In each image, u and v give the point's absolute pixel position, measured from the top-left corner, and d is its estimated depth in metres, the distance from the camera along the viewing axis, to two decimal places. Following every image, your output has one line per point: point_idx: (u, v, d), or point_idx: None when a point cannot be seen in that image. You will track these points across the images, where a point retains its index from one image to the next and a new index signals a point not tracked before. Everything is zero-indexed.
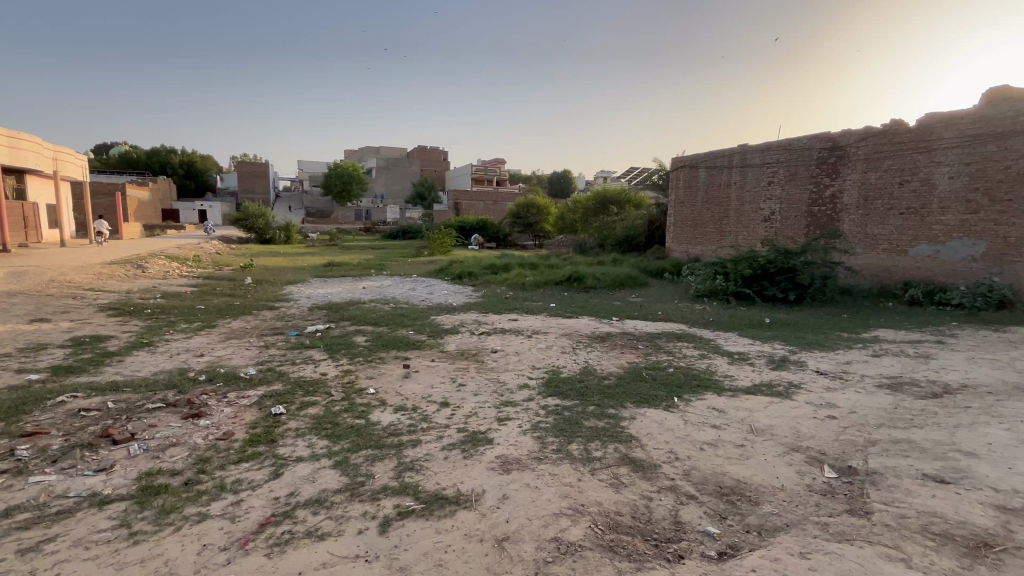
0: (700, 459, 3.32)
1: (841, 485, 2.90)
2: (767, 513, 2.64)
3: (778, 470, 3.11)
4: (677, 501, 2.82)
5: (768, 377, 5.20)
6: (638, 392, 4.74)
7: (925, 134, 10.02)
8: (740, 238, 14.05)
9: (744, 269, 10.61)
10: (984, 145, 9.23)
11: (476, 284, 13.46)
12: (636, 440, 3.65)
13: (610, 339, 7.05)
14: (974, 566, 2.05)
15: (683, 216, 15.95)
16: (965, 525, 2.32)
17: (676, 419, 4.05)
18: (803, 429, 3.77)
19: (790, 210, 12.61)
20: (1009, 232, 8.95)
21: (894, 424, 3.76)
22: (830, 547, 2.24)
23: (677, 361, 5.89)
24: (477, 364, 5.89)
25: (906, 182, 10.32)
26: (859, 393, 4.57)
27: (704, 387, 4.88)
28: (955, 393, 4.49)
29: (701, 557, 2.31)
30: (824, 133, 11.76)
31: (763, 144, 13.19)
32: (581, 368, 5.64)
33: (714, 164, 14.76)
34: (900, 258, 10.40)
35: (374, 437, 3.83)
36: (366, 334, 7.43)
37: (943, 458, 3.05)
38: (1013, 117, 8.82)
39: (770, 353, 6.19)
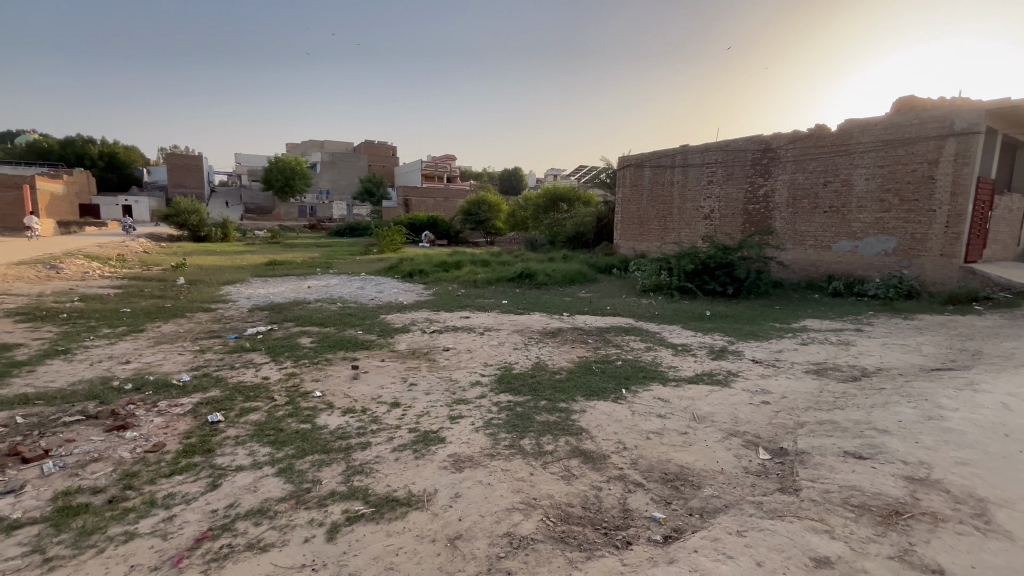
0: (647, 448, 3.44)
1: (773, 466, 3.10)
2: (708, 496, 2.78)
3: (718, 455, 3.29)
4: (626, 489, 2.92)
5: (708, 366, 5.47)
6: (588, 385, 4.86)
7: (845, 138, 10.85)
8: (683, 235, 14.67)
9: (687, 264, 11.11)
10: (895, 149, 10.11)
11: (428, 282, 13.27)
12: (586, 433, 3.74)
13: (561, 335, 7.18)
14: (887, 532, 2.25)
15: (630, 214, 16.46)
16: (879, 496, 2.55)
17: (624, 410, 4.18)
18: (740, 415, 4.00)
19: (728, 209, 13.30)
20: (916, 229, 9.87)
21: (819, 407, 4.07)
22: (764, 524, 2.38)
23: (625, 354, 6.08)
24: (429, 363, 5.82)
25: (829, 182, 11.15)
26: (789, 380, 4.89)
27: (650, 378, 5.08)
28: (871, 376, 4.93)
29: (647, 542, 2.40)
30: (757, 136, 12.48)
31: (702, 145, 13.81)
32: (532, 364, 5.71)
33: (658, 163, 15.30)
34: (825, 253, 11.25)
35: (321, 442, 3.70)
36: (312, 335, 7.16)
37: (861, 436, 3.33)
38: (919, 124, 9.72)
39: (711, 344, 6.52)
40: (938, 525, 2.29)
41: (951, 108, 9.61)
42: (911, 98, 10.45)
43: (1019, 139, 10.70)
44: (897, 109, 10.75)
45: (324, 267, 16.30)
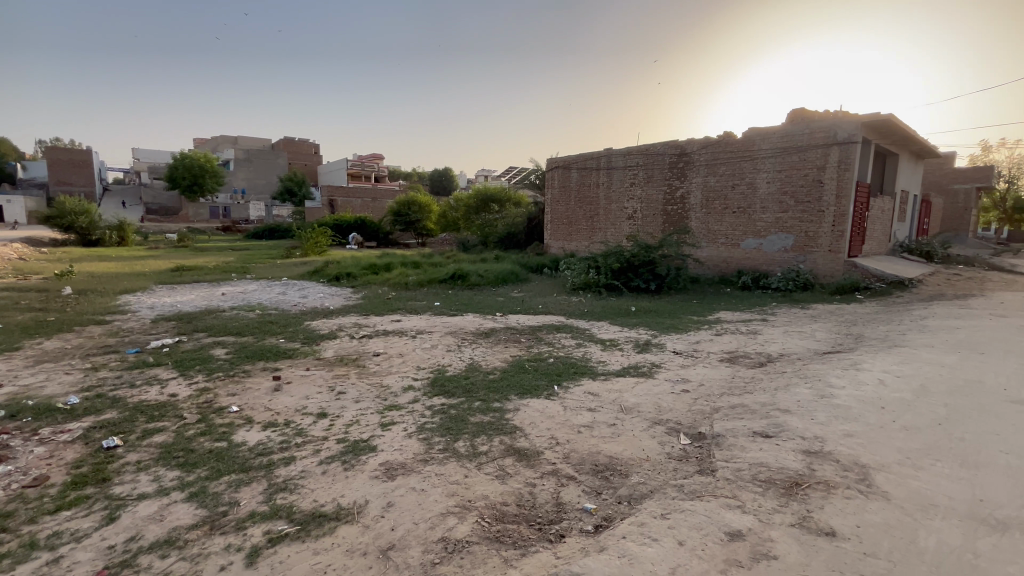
0: (578, 441, 3.55)
1: (693, 450, 3.31)
2: (635, 484, 2.92)
3: (643, 443, 3.46)
4: (559, 483, 2.99)
5: (634, 360, 5.74)
6: (521, 383, 4.92)
7: (749, 145, 11.84)
8: (609, 235, 15.29)
9: (613, 263, 11.61)
10: (790, 156, 11.20)
11: (356, 286, 12.78)
12: (519, 431, 3.78)
13: (495, 335, 7.21)
14: (789, 502, 2.48)
15: (559, 214, 16.92)
16: (783, 470, 2.81)
17: (556, 406, 4.28)
18: (663, 404, 4.24)
19: (649, 209, 14.04)
20: (809, 228, 11.00)
21: (732, 392, 4.43)
22: (685, 505, 2.53)
23: (557, 351, 6.22)
24: (359, 369, 5.60)
25: (737, 185, 12.12)
26: (706, 369, 5.25)
27: (580, 373, 5.25)
28: (775, 361, 5.45)
29: (579, 533, 2.48)
30: (673, 141, 13.29)
31: (625, 148, 14.47)
32: (466, 365, 5.68)
33: (585, 165, 15.82)
34: (734, 250, 12.22)
35: (239, 460, 3.44)
36: (227, 346, 6.63)
37: (767, 417, 3.65)
38: (809, 134, 10.84)
39: (636, 339, 6.85)
40: (830, 492, 2.56)
41: (834, 121, 10.82)
42: (802, 110, 11.63)
43: (888, 148, 12.28)
44: (791, 120, 11.92)
45: (241, 272, 15.18)
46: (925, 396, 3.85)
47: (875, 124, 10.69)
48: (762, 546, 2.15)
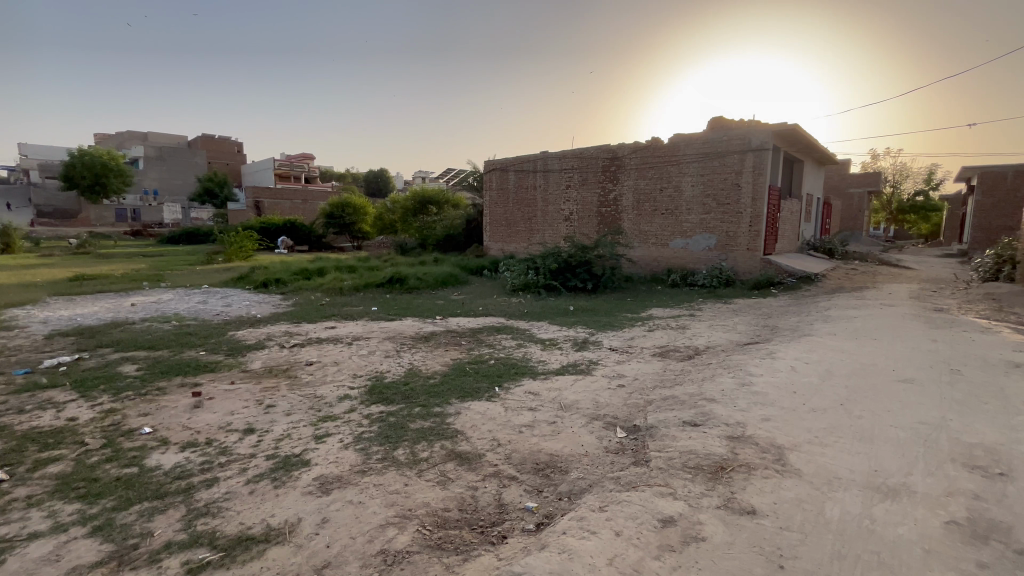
0: (520, 441, 3.58)
1: (629, 443, 3.44)
2: (574, 479, 2.99)
3: (582, 439, 3.56)
4: (500, 484, 3.00)
5: (573, 358, 5.89)
6: (462, 387, 4.89)
7: (674, 150, 12.51)
8: (547, 236, 15.56)
9: (551, 264, 11.86)
10: (711, 161, 11.97)
11: (286, 292, 12.13)
12: (461, 434, 3.75)
13: (435, 338, 7.11)
14: (716, 486, 2.64)
15: (497, 216, 17.03)
16: (710, 455, 2.99)
17: (497, 408, 4.29)
18: (601, 400, 4.37)
19: (585, 211, 14.45)
20: (730, 228, 11.80)
21: (663, 384, 4.65)
22: (622, 496, 2.62)
23: (498, 352, 6.24)
24: (290, 380, 5.31)
25: (664, 188, 12.77)
26: (640, 364, 5.48)
27: (520, 373, 5.31)
28: (702, 353, 5.80)
29: (521, 532, 2.49)
30: (605, 145, 13.77)
31: (560, 152, 14.80)
32: (406, 370, 5.56)
33: (521, 167, 16.01)
34: (664, 250, 12.86)
35: (152, 486, 3.14)
36: (139, 361, 6.04)
37: (696, 406, 3.87)
38: (727, 141, 11.64)
39: (575, 337, 7.02)
40: (751, 473, 2.75)
41: (748, 129, 11.71)
42: (721, 118, 12.47)
43: (794, 155, 13.47)
44: (711, 127, 12.76)
45: (154, 280, 13.91)
46: (830, 379, 4.25)
47: (783, 132, 11.68)
48: (692, 529, 2.27)
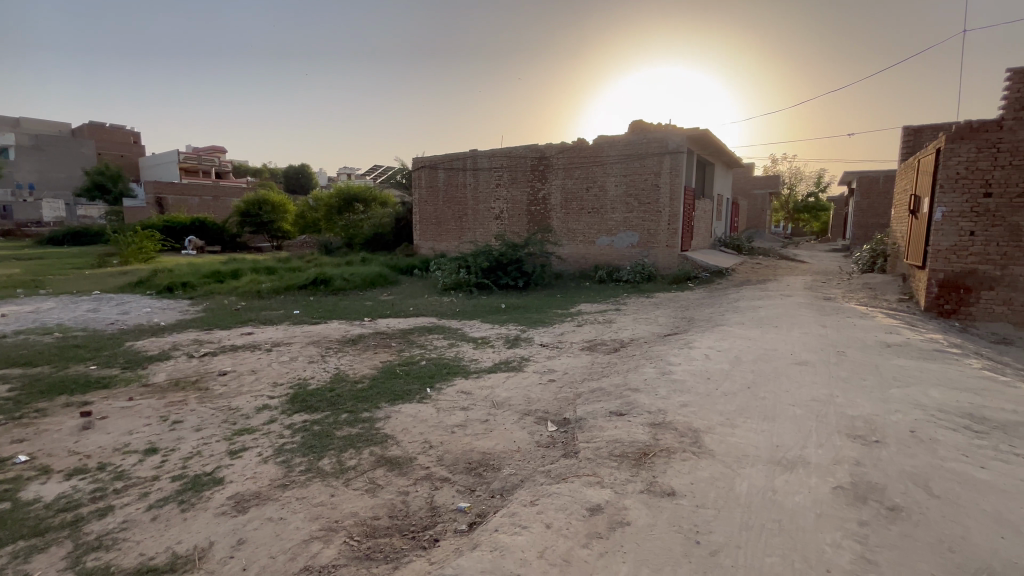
0: (452, 441, 3.55)
1: (559, 436, 3.53)
2: (506, 476, 3.02)
3: (514, 435, 3.60)
4: (433, 487, 2.95)
5: (505, 355, 5.94)
6: (392, 389, 4.75)
7: (598, 151, 12.97)
8: (478, 235, 15.54)
9: (483, 262, 11.87)
10: (633, 162, 12.56)
11: (195, 297, 11.12)
12: (391, 439, 3.65)
13: (363, 341, 6.87)
14: (639, 471, 2.78)
15: (427, 215, 16.77)
16: (634, 443, 3.14)
17: (429, 409, 4.22)
18: (532, 395, 4.44)
19: (514, 209, 14.60)
20: (651, 226, 12.45)
21: (591, 377, 4.83)
22: (552, 489, 2.68)
23: (429, 353, 6.14)
24: (201, 392, 4.88)
25: (590, 188, 13.22)
26: (570, 358, 5.63)
27: (452, 372, 5.26)
28: (627, 345, 6.09)
29: (454, 533, 2.47)
30: (534, 145, 13.98)
31: (489, 150, 14.82)
32: (332, 375, 5.31)
33: (451, 165, 15.86)
34: (591, 247, 13.32)
35: (29, 523, 2.74)
36: (11, 380, 5.26)
37: (621, 396, 4.05)
38: (647, 144, 12.27)
39: (506, 334, 7.08)
40: (670, 457, 2.92)
41: (666, 133, 12.41)
42: (640, 122, 13.12)
43: (706, 158, 14.49)
44: (632, 130, 13.39)
45: (30, 286, 12.18)
46: (738, 365, 4.63)
47: (696, 137, 12.50)
48: (618, 515, 2.36)
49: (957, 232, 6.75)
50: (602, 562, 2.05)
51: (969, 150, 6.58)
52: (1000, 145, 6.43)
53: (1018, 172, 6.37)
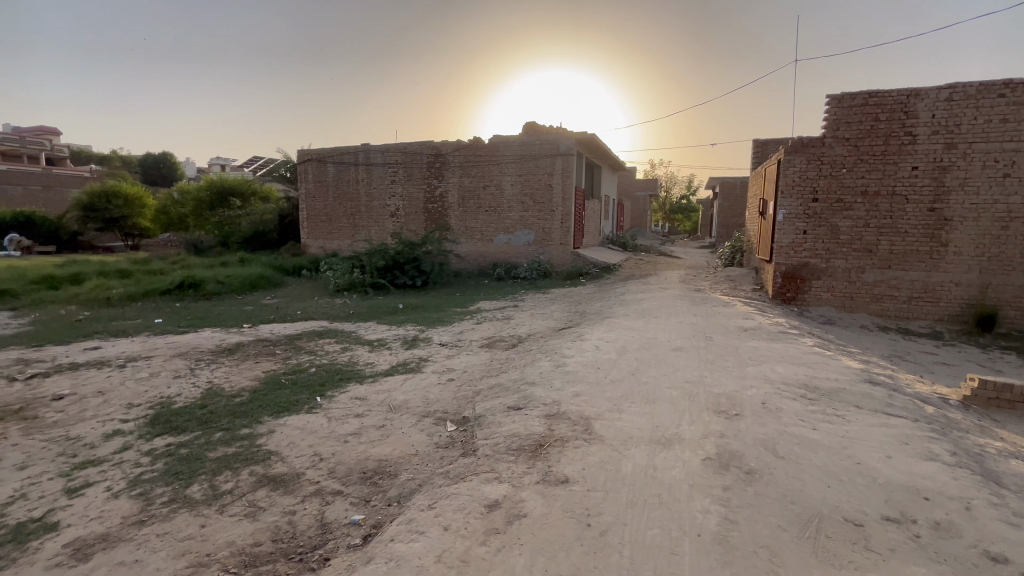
0: (345, 452, 3.36)
1: (458, 435, 3.52)
2: (404, 481, 2.93)
3: (412, 438, 3.51)
4: (324, 502, 2.77)
5: (402, 357, 5.75)
6: (277, 400, 4.37)
7: (494, 150, 13.13)
8: (372, 233, 14.89)
9: (378, 262, 11.41)
10: (527, 162, 12.92)
11: (19, 307, 9.21)
12: (275, 455, 3.35)
13: (242, 350, 6.22)
14: (535, 462, 2.86)
15: (316, 211, 15.70)
16: (530, 436, 3.22)
17: (319, 419, 3.95)
18: (430, 396, 4.37)
19: (410, 207, 14.23)
20: (545, 225, 12.91)
21: (490, 374, 4.88)
22: (450, 490, 2.64)
23: (320, 359, 5.76)
24: (27, 422, 4.05)
25: (487, 187, 13.34)
26: (469, 356, 5.63)
27: (346, 378, 4.98)
28: (525, 341, 6.25)
29: (346, 549, 2.33)
30: (429, 141, 13.74)
31: (382, 145, 14.26)
32: (204, 390, 4.73)
33: (341, 159, 15.00)
34: (489, 245, 13.47)
35: None
36: None
37: (518, 391, 4.14)
38: (540, 146, 12.71)
39: (404, 335, 6.87)
40: (564, 445, 3.05)
41: (557, 135, 12.95)
42: (533, 123, 13.54)
43: (593, 161, 15.40)
44: (526, 132, 13.77)
45: None
46: (624, 354, 4.99)
47: (584, 140, 13.21)
48: (515, 508, 2.41)
49: (794, 231, 7.96)
50: (499, 557, 2.07)
51: (800, 162, 7.80)
52: (823, 158, 7.68)
53: (836, 181, 7.67)
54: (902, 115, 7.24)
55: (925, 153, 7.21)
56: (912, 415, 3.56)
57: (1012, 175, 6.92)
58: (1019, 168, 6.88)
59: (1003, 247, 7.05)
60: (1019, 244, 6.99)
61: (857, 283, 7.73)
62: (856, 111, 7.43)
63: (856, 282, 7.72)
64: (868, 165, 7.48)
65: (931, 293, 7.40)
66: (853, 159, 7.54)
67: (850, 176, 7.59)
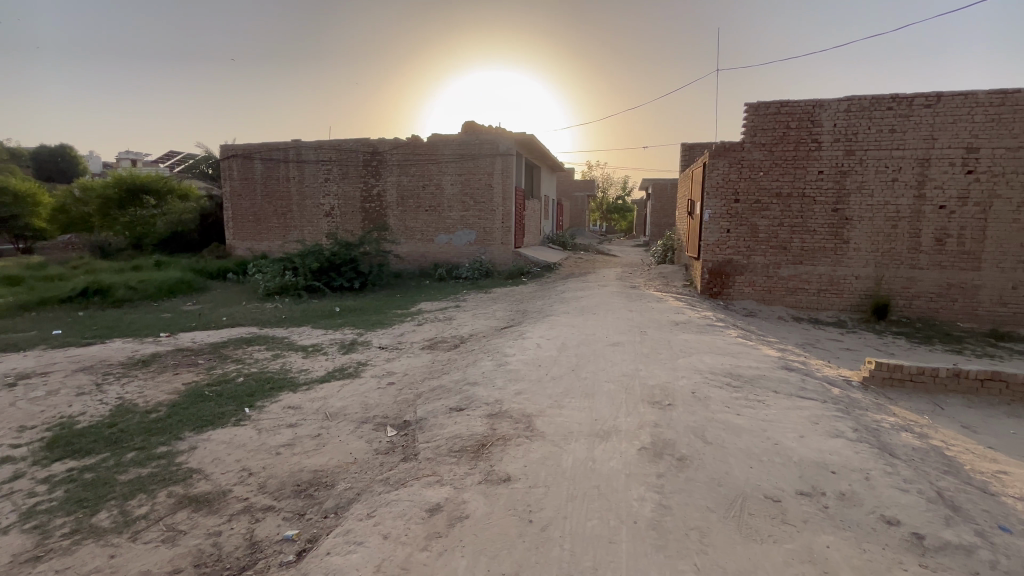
0: (277, 464, 3.18)
1: (398, 440, 3.43)
2: (342, 491, 2.81)
3: (350, 446, 3.39)
4: (253, 519, 2.61)
5: (339, 362, 5.54)
6: (200, 414, 4.06)
7: (433, 149, 12.95)
8: (305, 233, 14.20)
9: (312, 263, 10.90)
10: (467, 162, 12.87)
11: None
12: (198, 473, 3.11)
13: (159, 360, 5.72)
14: (477, 463, 2.85)
15: (242, 210, 14.74)
16: (472, 436, 3.21)
17: (247, 432, 3.70)
18: (370, 401, 4.24)
19: (346, 206, 13.72)
20: (486, 225, 12.91)
21: (431, 376, 4.80)
22: (390, 497, 2.57)
23: (248, 367, 5.42)
24: None
25: (426, 186, 13.13)
26: (410, 359, 5.52)
27: (278, 387, 4.71)
28: (467, 341, 6.22)
29: (279, 568, 2.20)
30: (365, 139, 13.32)
31: (314, 142, 13.64)
32: (113, 407, 4.30)
33: (270, 155, 14.19)
34: (429, 245, 13.27)
35: None
36: None
37: (460, 392, 4.11)
38: (479, 146, 12.70)
39: (341, 340, 6.62)
40: (506, 444, 3.07)
41: (496, 135, 12.99)
42: (472, 123, 13.50)
43: (532, 161, 15.59)
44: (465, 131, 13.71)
45: None
46: (564, 350, 5.10)
47: (523, 141, 13.36)
48: (457, 510, 2.39)
49: (719, 230, 8.50)
50: (441, 561, 2.05)
51: (724, 165, 8.34)
52: (742, 162, 8.25)
53: (754, 183, 8.26)
54: (809, 123, 7.92)
55: (829, 159, 7.94)
56: (821, 397, 3.91)
57: (900, 179, 7.77)
58: (905, 173, 7.74)
59: (894, 244, 7.90)
60: (906, 241, 7.87)
61: (774, 277, 8.37)
62: (770, 119, 8.05)
63: (773, 276, 8.36)
64: (782, 168, 8.12)
65: (837, 285, 8.16)
66: (768, 163, 8.16)
67: (766, 179, 8.20)
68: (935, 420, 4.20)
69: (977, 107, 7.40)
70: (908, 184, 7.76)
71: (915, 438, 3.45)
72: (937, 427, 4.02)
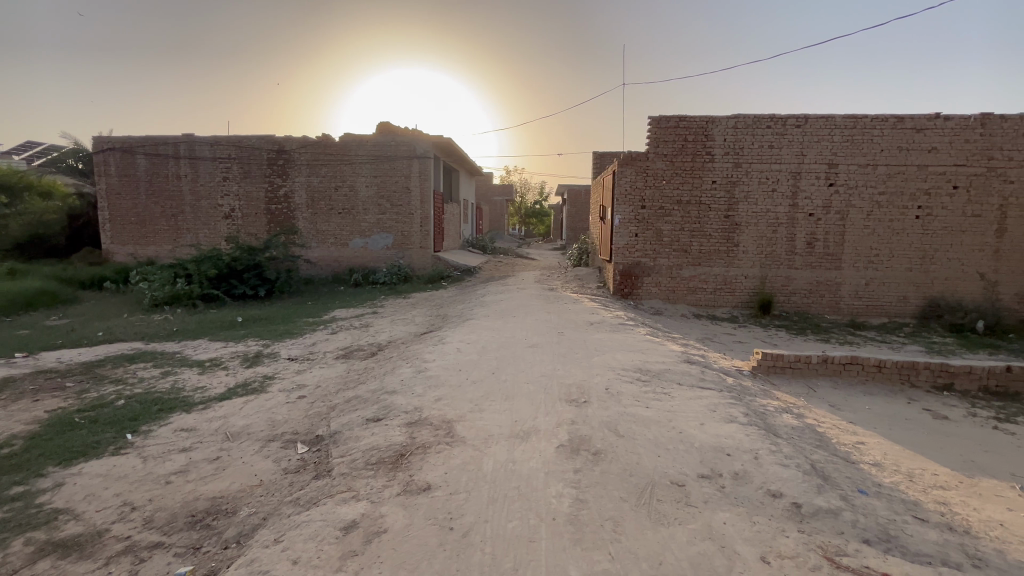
0: (168, 495, 2.86)
1: (311, 457, 3.23)
2: (244, 518, 2.59)
3: (255, 468, 3.13)
4: (137, 560, 2.31)
5: (242, 376, 5.10)
6: (70, 444, 3.53)
7: (345, 149, 12.41)
8: (200, 236, 12.90)
9: (208, 270, 9.93)
10: (382, 164, 12.48)
11: None
12: (66, 513, 2.70)
13: (13, 386, 4.87)
14: (396, 474, 2.76)
15: (122, 211, 13.06)
16: (391, 447, 3.10)
17: (130, 461, 3.28)
18: (277, 417, 3.95)
19: (249, 208, 12.69)
20: (403, 228, 12.58)
21: (346, 387, 4.58)
22: (300, 519, 2.41)
23: (131, 387, 4.81)
24: None
25: (339, 187, 12.53)
26: (322, 370, 5.23)
27: (167, 408, 4.22)
28: (384, 348, 6.01)
29: None
30: (269, 136, 12.44)
31: (210, 137, 12.49)
32: None
33: (156, 150, 12.75)
34: (343, 249, 12.66)
35: None
36: None
37: (378, 401, 3.96)
38: (395, 148, 12.39)
39: (244, 352, 6.10)
40: (426, 452, 3.01)
41: (413, 138, 12.77)
42: (387, 123, 13.14)
43: (450, 165, 15.51)
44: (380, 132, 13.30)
45: None
46: (484, 354, 5.12)
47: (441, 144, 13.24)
48: (374, 526, 2.29)
49: (628, 234, 9.03)
50: None
51: (631, 173, 8.87)
52: (647, 170, 8.83)
53: (658, 191, 8.89)
54: (703, 138, 8.68)
55: (721, 170, 8.76)
56: (718, 386, 4.30)
57: (778, 190, 8.77)
58: (782, 184, 8.75)
59: (774, 247, 8.90)
60: (785, 244, 8.89)
61: (677, 278, 9.06)
62: (670, 132, 8.71)
63: (676, 277, 9.05)
64: (681, 178, 8.82)
65: (729, 284, 9.01)
66: (670, 173, 8.82)
67: (668, 188, 8.86)
68: (810, 401, 4.79)
69: (836, 129, 8.57)
70: (785, 195, 8.78)
71: (794, 419, 3.90)
72: (811, 407, 4.59)
